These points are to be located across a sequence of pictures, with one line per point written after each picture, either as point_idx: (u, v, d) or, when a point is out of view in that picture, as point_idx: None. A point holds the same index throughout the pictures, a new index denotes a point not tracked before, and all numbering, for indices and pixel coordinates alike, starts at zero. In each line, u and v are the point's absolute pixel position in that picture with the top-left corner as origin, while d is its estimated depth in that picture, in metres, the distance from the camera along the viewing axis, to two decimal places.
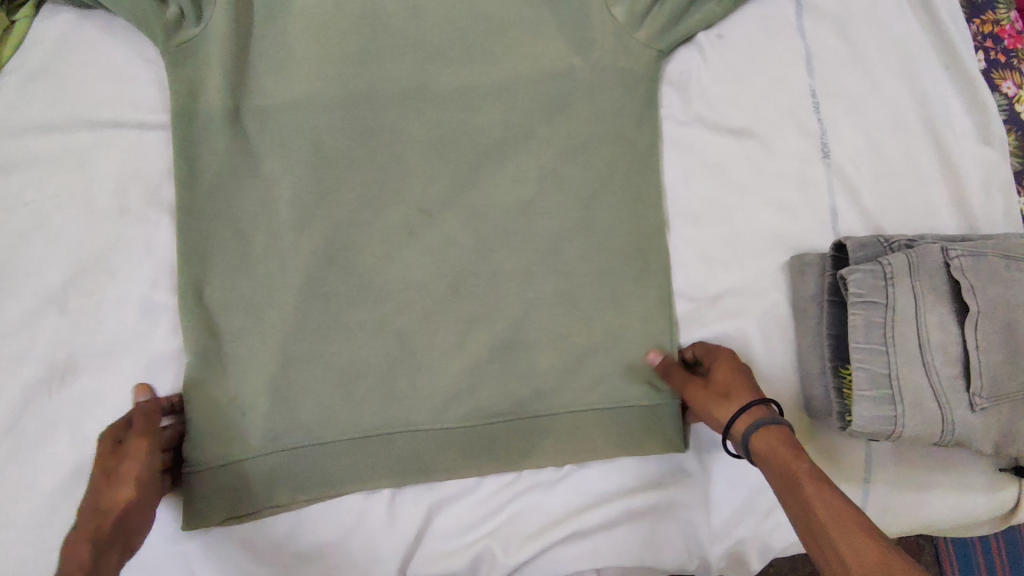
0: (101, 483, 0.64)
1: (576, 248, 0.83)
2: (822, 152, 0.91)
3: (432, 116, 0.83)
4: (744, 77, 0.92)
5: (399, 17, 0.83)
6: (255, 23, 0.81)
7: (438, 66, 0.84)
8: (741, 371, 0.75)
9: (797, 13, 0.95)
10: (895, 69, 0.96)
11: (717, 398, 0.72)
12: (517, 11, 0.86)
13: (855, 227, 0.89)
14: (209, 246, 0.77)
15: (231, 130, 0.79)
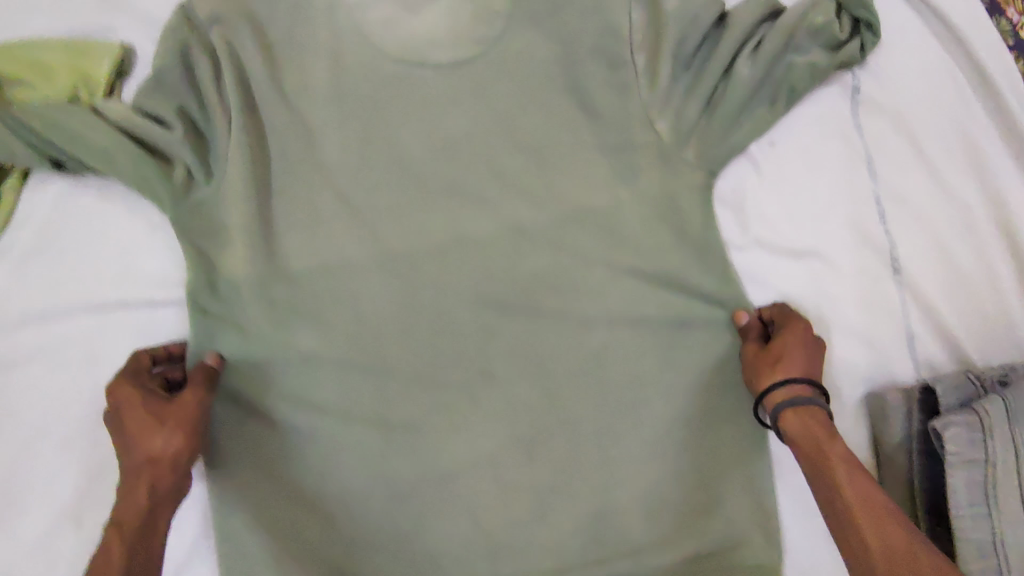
0: (142, 440, 0.63)
1: (638, 400, 0.76)
2: (893, 267, 0.83)
3: (473, 266, 0.77)
4: (801, 189, 0.84)
5: (428, 163, 0.78)
6: (271, 179, 0.75)
7: (474, 212, 0.78)
8: (804, 340, 0.73)
9: (853, 111, 0.87)
10: (962, 165, 0.87)
11: (761, 370, 0.73)
12: (554, 141, 0.80)
13: (936, 351, 0.82)
14: (261, 441, 0.74)
15: (264, 300, 0.74)
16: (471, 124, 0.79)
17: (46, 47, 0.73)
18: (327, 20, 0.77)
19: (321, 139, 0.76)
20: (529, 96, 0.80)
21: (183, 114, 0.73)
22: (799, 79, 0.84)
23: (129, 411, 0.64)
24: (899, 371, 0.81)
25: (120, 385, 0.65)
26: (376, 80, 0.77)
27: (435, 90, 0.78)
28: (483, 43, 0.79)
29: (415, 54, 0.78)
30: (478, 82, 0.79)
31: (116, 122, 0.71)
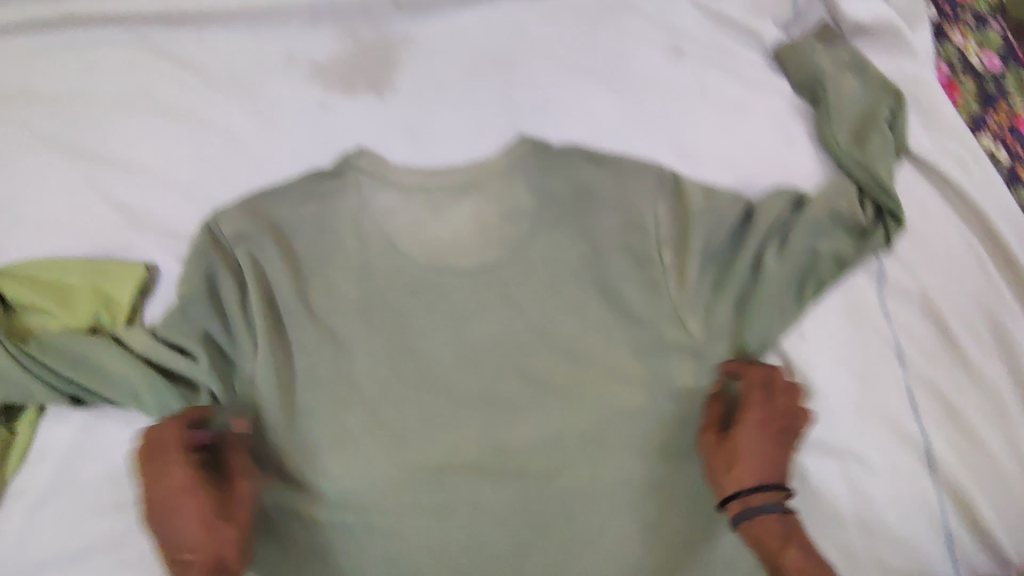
0: (195, 532, 0.61)
1: None
2: (928, 463, 0.82)
3: (507, 480, 0.75)
4: (834, 383, 0.83)
5: (461, 374, 0.76)
6: (299, 398, 0.73)
7: (508, 423, 0.76)
8: (766, 437, 0.70)
9: (879, 299, 0.87)
10: (994, 349, 0.86)
11: (718, 468, 0.71)
12: (585, 342, 0.79)
13: (977, 553, 0.80)
14: None
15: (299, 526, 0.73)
16: (501, 330, 0.78)
17: (66, 269, 0.71)
18: (355, 230, 0.76)
19: (351, 353, 0.75)
20: (559, 298, 0.79)
21: (204, 335, 0.71)
22: (826, 271, 0.83)
23: (179, 501, 0.62)
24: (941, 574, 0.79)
25: (167, 468, 0.63)
26: (406, 289, 0.77)
27: (463, 297, 0.78)
28: (510, 246, 0.79)
29: (443, 261, 0.78)
30: (505, 287, 0.78)
31: (139, 352, 0.70)
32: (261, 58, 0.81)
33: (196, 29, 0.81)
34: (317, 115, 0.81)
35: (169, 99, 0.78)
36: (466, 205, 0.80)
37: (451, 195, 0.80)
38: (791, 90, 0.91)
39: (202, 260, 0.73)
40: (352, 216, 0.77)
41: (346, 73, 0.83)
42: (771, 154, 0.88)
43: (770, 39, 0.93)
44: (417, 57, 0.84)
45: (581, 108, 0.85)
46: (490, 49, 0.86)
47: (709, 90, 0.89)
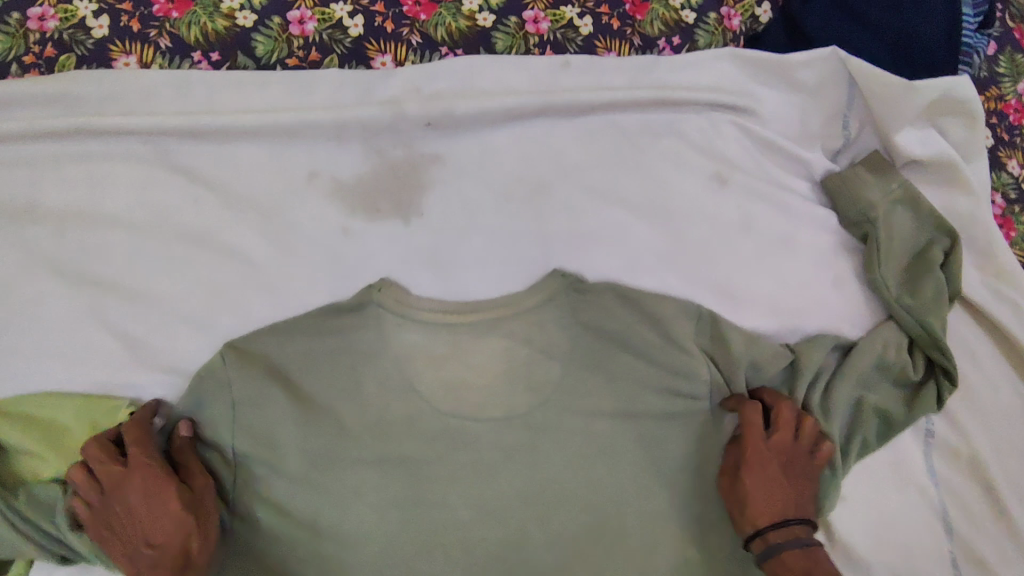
0: (168, 527, 0.62)
1: None
2: None
3: None
4: (875, 553, 0.78)
5: (483, 533, 0.69)
6: (305, 550, 0.70)
7: None
8: (766, 474, 0.72)
9: (924, 457, 0.82)
10: None
11: (741, 512, 0.71)
12: (617, 502, 0.71)
13: None
14: None
15: None
16: (527, 483, 0.70)
17: (65, 410, 0.68)
18: (377, 369, 0.71)
19: (363, 507, 0.69)
20: (592, 449, 0.72)
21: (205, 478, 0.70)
22: (870, 429, 0.78)
23: (147, 497, 0.63)
24: None
25: (135, 462, 0.64)
26: (425, 436, 0.71)
27: (489, 443, 0.71)
28: (541, 391, 0.72)
29: (469, 405, 0.71)
30: (533, 436, 0.71)
31: None
32: (282, 174, 0.77)
33: (215, 141, 0.76)
34: (338, 240, 0.76)
35: (184, 220, 0.74)
36: (492, 342, 0.74)
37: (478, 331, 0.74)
38: (836, 223, 0.86)
39: (224, 400, 0.69)
40: (370, 356, 0.71)
41: (369, 193, 0.78)
42: (817, 294, 0.83)
43: (818, 168, 0.86)
44: (446, 178, 0.80)
45: (616, 239, 0.81)
46: (523, 172, 0.81)
47: (752, 223, 0.84)
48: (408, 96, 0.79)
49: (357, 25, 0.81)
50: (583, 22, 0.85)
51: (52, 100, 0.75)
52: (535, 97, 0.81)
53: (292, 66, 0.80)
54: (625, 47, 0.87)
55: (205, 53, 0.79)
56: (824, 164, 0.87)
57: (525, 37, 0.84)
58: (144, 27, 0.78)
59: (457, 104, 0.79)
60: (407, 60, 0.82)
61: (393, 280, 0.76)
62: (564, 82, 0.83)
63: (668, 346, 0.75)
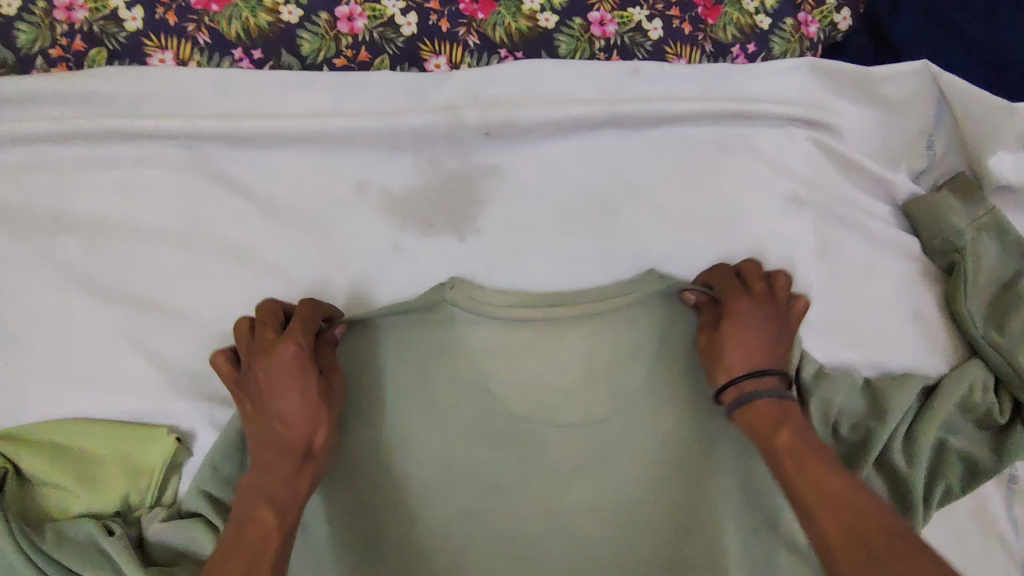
0: (302, 415, 0.60)
1: None
2: None
3: None
4: None
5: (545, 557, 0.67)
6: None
7: None
8: (743, 325, 0.68)
9: (1006, 506, 0.76)
10: None
11: (710, 360, 0.69)
12: (688, 530, 0.69)
13: None
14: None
15: None
16: (594, 503, 0.68)
17: (95, 439, 0.62)
18: (447, 370, 0.67)
19: (423, 533, 0.66)
20: (669, 466, 0.69)
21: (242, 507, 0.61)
22: (954, 475, 0.73)
23: (291, 382, 0.60)
24: None
25: (288, 341, 0.60)
26: (491, 454, 0.67)
27: (561, 456, 0.68)
28: (620, 403, 0.69)
29: (545, 414, 0.68)
30: (608, 450, 0.68)
31: (172, 542, 0.59)
32: (329, 185, 0.71)
33: (257, 148, 0.71)
34: (388, 258, 0.70)
35: (222, 232, 0.69)
36: (566, 352, 0.69)
37: (558, 332, 0.69)
38: (921, 251, 0.81)
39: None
40: (441, 356, 0.67)
41: (422, 206, 0.72)
42: (896, 324, 0.79)
43: (901, 191, 0.81)
44: (505, 193, 0.74)
45: (683, 263, 0.76)
46: (587, 188, 0.75)
47: (830, 249, 0.79)
48: (465, 102, 0.73)
49: (410, 23, 0.74)
50: (652, 26, 0.79)
51: (83, 99, 0.70)
52: (603, 107, 0.75)
53: (340, 67, 0.74)
54: (696, 54, 0.80)
55: (247, 50, 0.73)
56: (908, 186, 0.81)
57: (591, 40, 0.77)
58: (181, 21, 0.72)
59: (519, 113, 0.73)
60: (463, 63, 0.76)
61: (465, 277, 0.71)
62: (632, 92, 0.77)
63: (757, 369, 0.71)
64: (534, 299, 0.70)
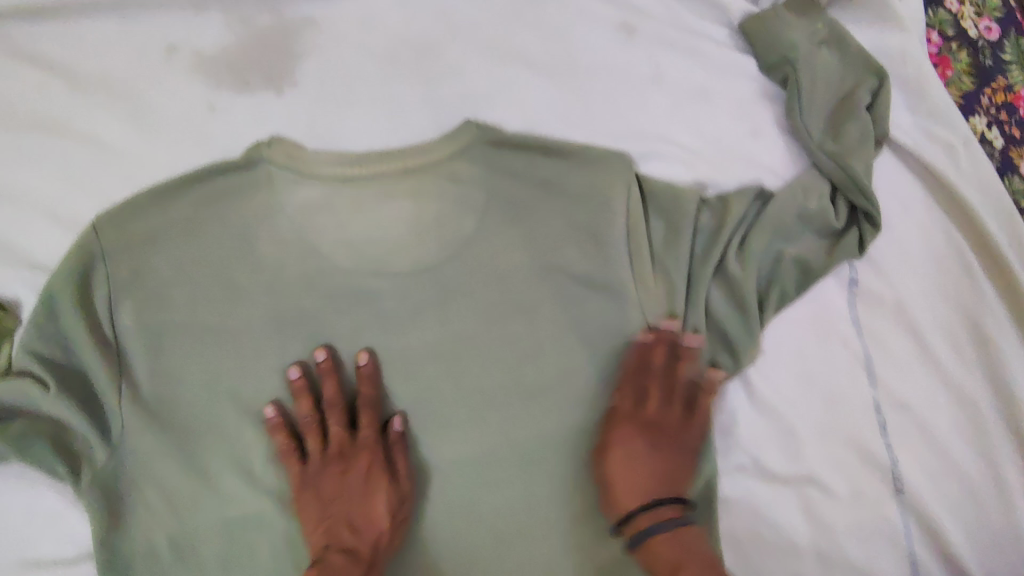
0: (374, 520, 0.68)
1: None
2: (894, 486, 0.76)
3: (450, 499, 0.71)
4: (796, 403, 0.75)
5: (394, 383, 0.71)
6: (202, 421, 0.67)
7: (441, 437, 0.71)
8: (331, 478, 0.69)
9: (850, 305, 0.79)
10: (968, 358, 0.80)
11: (359, 509, 0.68)
12: (530, 359, 0.72)
13: (936, 574, 0.76)
14: None
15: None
16: (431, 337, 0.71)
17: None
18: (268, 227, 0.69)
19: (263, 374, 0.69)
20: (507, 300, 0.73)
21: (65, 364, 0.65)
22: (788, 281, 0.76)
23: (364, 485, 0.69)
24: None
25: (363, 446, 0.70)
26: (322, 295, 0.70)
27: (396, 300, 0.71)
28: (452, 244, 0.72)
29: (372, 262, 0.70)
30: (441, 290, 0.72)
31: (9, 400, 0.63)
32: (136, 50, 0.71)
33: (57, 21, 0.70)
34: (203, 118, 0.71)
35: (29, 107, 0.69)
36: (398, 199, 0.71)
37: (382, 180, 0.71)
38: (758, 70, 0.81)
39: (103, 270, 0.67)
40: (260, 214, 0.69)
41: (235, 64, 0.72)
42: (734, 142, 0.79)
43: (736, 11, 0.81)
44: (322, 47, 0.73)
45: (513, 95, 0.75)
46: (407, 32, 0.75)
47: (663, 74, 0.79)
48: None
49: None
50: None
51: None
52: None
53: None
54: None
55: None
56: (741, 6, 0.81)
57: None
58: None
59: None
60: None
61: (284, 135, 0.71)
62: None
63: (579, 201, 0.74)
64: (362, 154, 0.71)
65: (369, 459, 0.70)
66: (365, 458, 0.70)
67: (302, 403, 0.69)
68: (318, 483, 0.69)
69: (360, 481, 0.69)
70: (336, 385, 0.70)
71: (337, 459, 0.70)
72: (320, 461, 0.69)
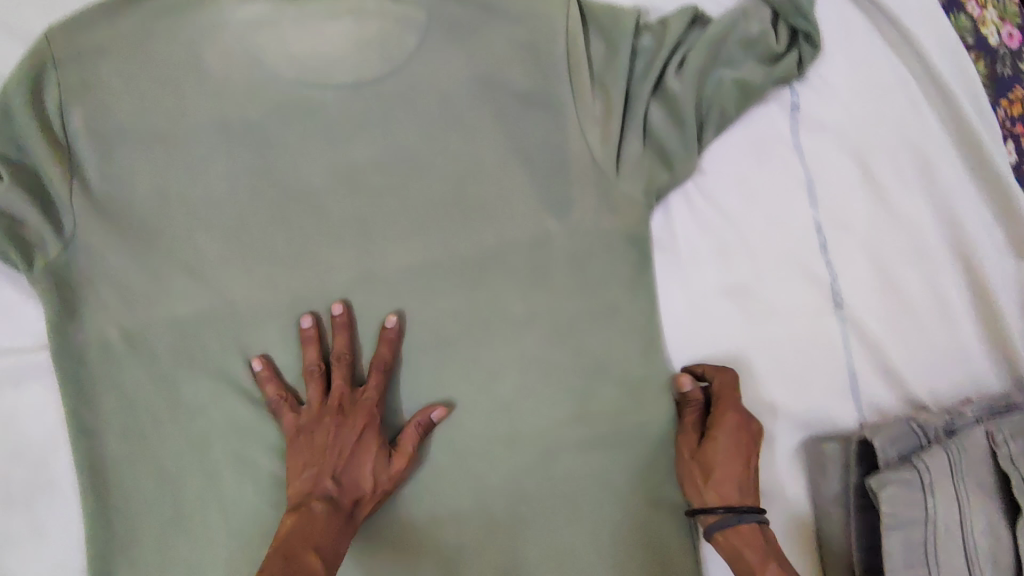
0: (359, 483, 0.65)
1: (547, 448, 0.72)
2: (834, 301, 0.77)
3: (395, 308, 0.72)
4: (736, 220, 0.77)
5: (337, 192, 0.72)
6: (149, 223, 0.69)
7: (386, 247, 0.72)
8: (325, 427, 0.66)
9: (792, 129, 0.80)
10: (911, 183, 0.81)
11: (345, 465, 0.65)
12: (473, 173, 0.74)
13: (880, 389, 0.77)
14: (138, 519, 0.65)
15: (136, 372, 0.67)
16: (375, 148, 0.72)
17: None
18: (209, 39, 0.70)
19: (207, 181, 0.70)
20: (450, 115, 0.73)
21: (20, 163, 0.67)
22: (727, 100, 0.76)
23: (357, 445, 0.66)
24: (840, 412, 0.75)
25: (364, 404, 0.67)
26: (266, 104, 0.71)
27: (340, 112, 0.72)
28: (395, 59, 0.72)
29: (315, 75, 0.72)
30: (384, 104, 0.73)
31: None
32: None
33: None
34: None
35: None
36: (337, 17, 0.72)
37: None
38: None
39: (50, 74, 0.68)
40: (202, 27, 0.70)
41: None
42: None
43: None
44: None
45: None
46: None
47: None
48: None
49: None
50: None
51: None
52: None
53: None
54: None
55: None
56: None
57: None
58: None
59: None
60: None
61: None
62: None
63: (520, 18, 0.74)
64: None
65: (371, 415, 0.67)
66: (366, 414, 0.66)
67: (309, 352, 0.68)
68: (305, 434, 0.66)
69: (353, 440, 0.66)
70: (347, 341, 0.69)
71: (335, 410, 0.66)
72: (315, 410, 0.67)
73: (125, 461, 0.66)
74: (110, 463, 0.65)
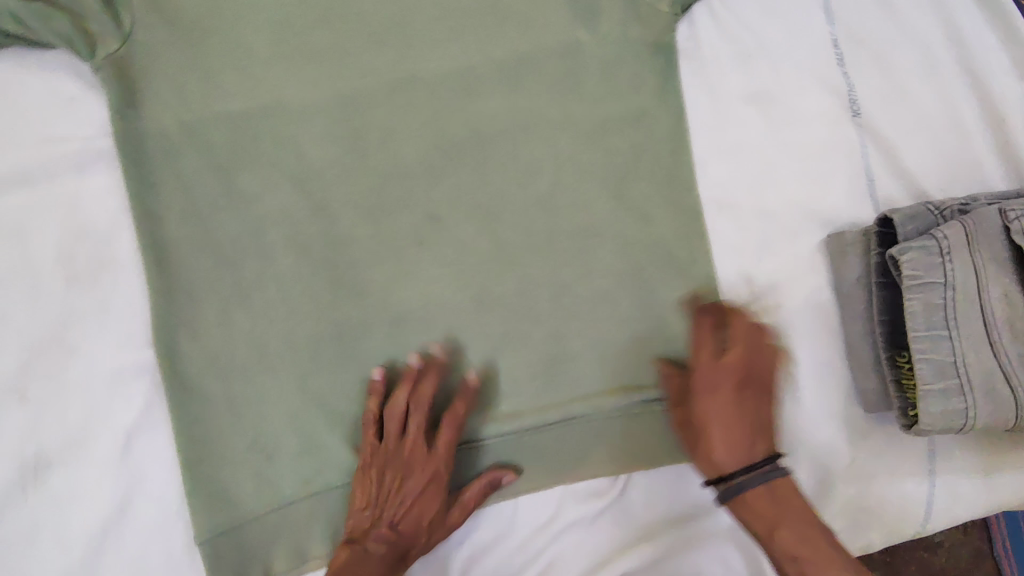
0: (417, 525, 0.65)
1: (583, 242, 0.74)
2: (851, 109, 0.81)
3: (433, 108, 0.74)
4: (755, 33, 0.81)
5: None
6: (200, 21, 0.71)
7: (424, 51, 0.74)
8: (393, 480, 0.65)
9: None
10: (922, 5, 0.83)
11: (404, 515, 0.64)
12: None
13: (895, 191, 0.80)
14: (199, 294, 0.69)
15: (192, 159, 0.70)
16: None
17: None
18: None
19: None
20: None
21: None
22: None
23: (420, 495, 0.65)
24: (858, 209, 0.79)
25: (435, 455, 0.66)
26: None
27: None
28: None
29: None
30: None
31: None
32: None
33: None
34: None
35: None
36: None
37: None
38: None
39: None
40: None
41: None
42: None
43: None
44: None
45: None
46: None
47: None
48: None
49: None
50: None
51: None
52: None
53: None
54: None
55: None
56: None
57: None
58: None
59: None
60: None
61: None
62: None
63: None
64: None
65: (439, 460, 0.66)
66: (432, 476, 0.65)
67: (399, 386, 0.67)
68: (376, 468, 0.66)
69: (416, 498, 0.65)
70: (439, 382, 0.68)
71: (408, 456, 0.66)
72: (391, 445, 0.66)
73: (186, 242, 0.69)
74: (171, 242, 0.69)
